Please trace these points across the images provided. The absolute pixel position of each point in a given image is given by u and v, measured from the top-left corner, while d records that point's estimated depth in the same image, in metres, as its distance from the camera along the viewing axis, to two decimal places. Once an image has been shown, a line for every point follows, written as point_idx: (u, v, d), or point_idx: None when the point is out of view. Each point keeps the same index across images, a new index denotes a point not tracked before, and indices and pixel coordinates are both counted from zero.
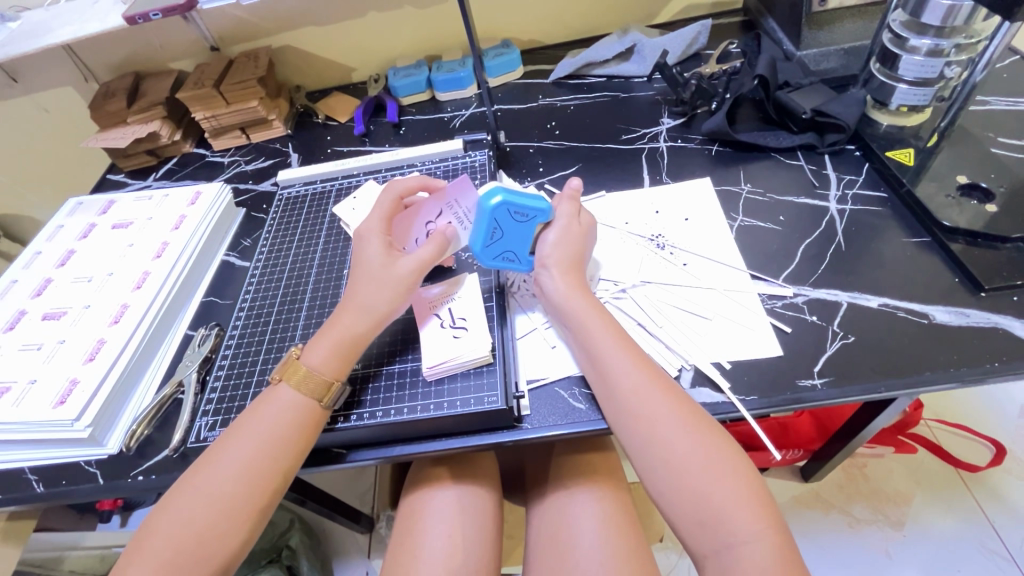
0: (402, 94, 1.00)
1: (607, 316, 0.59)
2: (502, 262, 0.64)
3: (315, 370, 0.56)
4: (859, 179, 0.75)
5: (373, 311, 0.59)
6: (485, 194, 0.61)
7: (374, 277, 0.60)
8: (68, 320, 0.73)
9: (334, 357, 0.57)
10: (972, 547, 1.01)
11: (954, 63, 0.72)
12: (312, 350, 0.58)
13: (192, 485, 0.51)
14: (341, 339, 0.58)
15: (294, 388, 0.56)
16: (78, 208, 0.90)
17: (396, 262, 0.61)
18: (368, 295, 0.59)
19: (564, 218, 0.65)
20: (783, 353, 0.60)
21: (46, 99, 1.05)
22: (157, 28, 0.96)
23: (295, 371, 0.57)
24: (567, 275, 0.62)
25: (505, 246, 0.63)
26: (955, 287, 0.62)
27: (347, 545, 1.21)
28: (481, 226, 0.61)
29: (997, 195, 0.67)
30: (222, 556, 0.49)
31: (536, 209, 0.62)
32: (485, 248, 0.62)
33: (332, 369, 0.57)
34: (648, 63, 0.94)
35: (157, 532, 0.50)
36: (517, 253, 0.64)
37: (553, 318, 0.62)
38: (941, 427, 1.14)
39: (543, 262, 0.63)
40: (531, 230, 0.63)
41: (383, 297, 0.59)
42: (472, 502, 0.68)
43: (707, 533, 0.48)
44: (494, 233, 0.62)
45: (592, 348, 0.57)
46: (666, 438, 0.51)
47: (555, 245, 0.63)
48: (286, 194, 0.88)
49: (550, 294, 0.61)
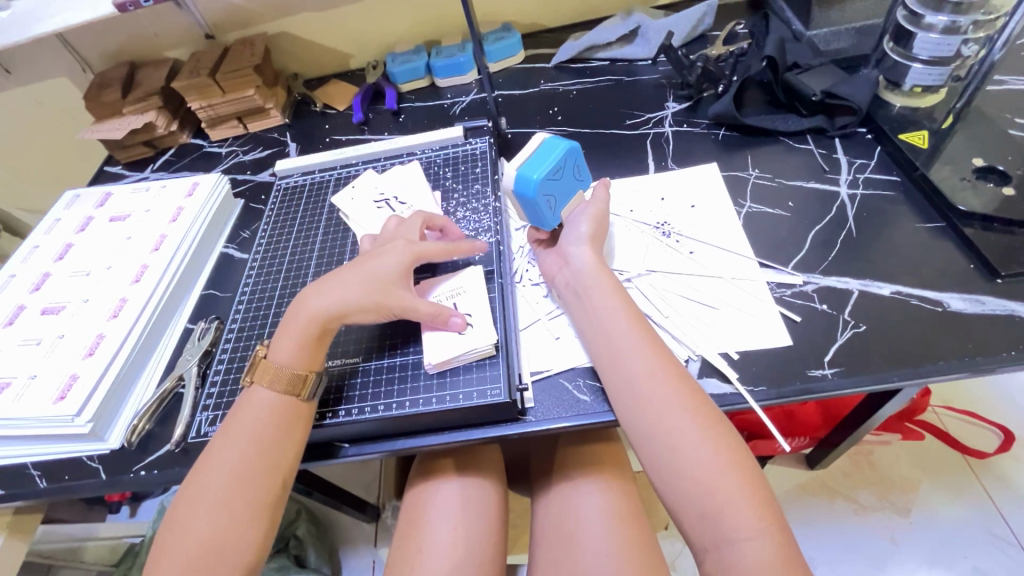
0: (400, 81, 0.98)
1: (624, 297, 0.58)
2: (544, 204, 0.62)
3: (282, 365, 0.56)
4: (870, 163, 0.73)
5: (334, 298, 0.58)
6: (556, 139, 0.63)
7: (352, 280, 0.60)
8: (67, 314, 0.73)
9: (301, 348, 0.57)
10: (980, 533, 1.00)
11: (971, 41, 0.71)
12: (280, 345, 0.57)
13: (197, 488, 0.51)
14: (306, 330, 0.57)
15: (268, 388, 0.55)
16: (75, 201, 0.89)
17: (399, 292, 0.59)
18: (346, 293, 0.59)
19: (600, 201, 0.65)
20: (793, 343, 0.58)
21: (41, 91, 1.03)
22: (150, 15, 0.94)
23: (266, 371, 0.56)
24: (595, 252, 0.62)
25: (554, 188, 0.62)
26: (970, 273, 0.60)
27: (353, 534, 1.22)
28: (544, 156, 0.61)
29: (1014, 177, 0.65)
30: (240, 558, 0.49)
31: (586, 173, 0.66)
32: (545, 178, 0.60)
33: (300, 360, 0.56)
34: (653, 46, 0.91)
35: (178, 539, 0.49)
36: (556, 203, 0.63)
37: (567, 295, 0.61)
38: (949, 414, 1.13)
39: (578, 236, 0.63)
40: (575, 189, 0.65)
41: (358, 300, 0.58)
42: (477, 494, 0.68)
43: (709, 523, 0.47)
44: (556, 171, 0.62)
45: (607, 326, 0.56)
46: (675, 423, 0.50)
47: (590, 222, 0.63)
48: (284, 184, 0.86)
49: (576, 267, 0.61)
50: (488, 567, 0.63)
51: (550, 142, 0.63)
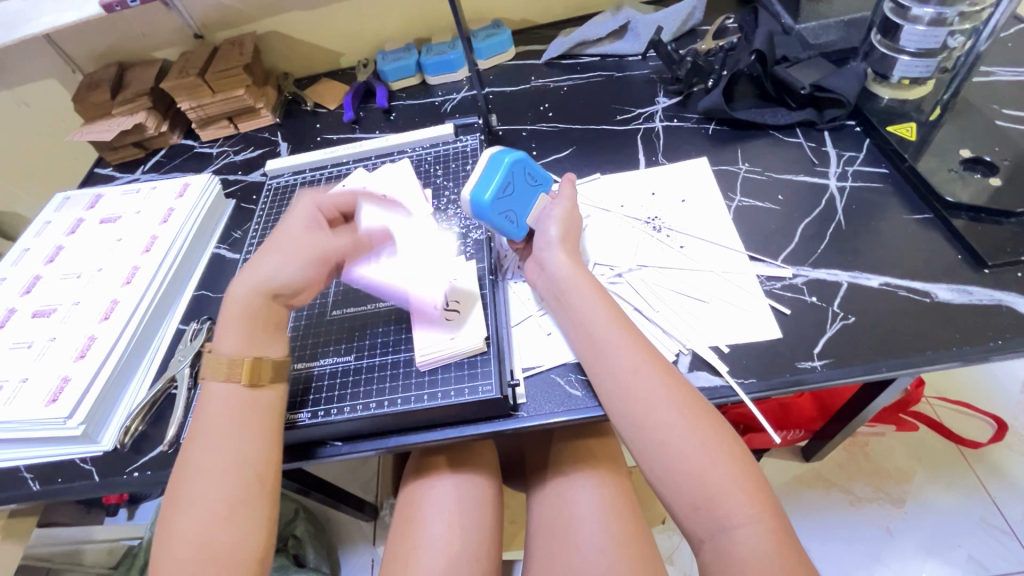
0: (391, 79, 0.98)
1: (604, 294, 0.58)
2: (503, 221, 0.62)
3: (226, 356, 0.55)
4: (859, 155, 0.73)
5: (270, 284, 0.58)
6: (500, 151, 0.62)
7: (286, 250, 0.59)
8: (58, 317, 0.72)
9: (244, 340, 0.56)
10: (974, 522, 1.01)
11: (958, 32, 0.70)
12: (228, 337, 0.56)
13: (189, 491, 0.50)
14: (252, 324, 0.57)
15: (226, 381, 0.54)
16: (65, 203, 0.88)
17: (308, 236, 0.60)
18: (274, 268, 0.58)
19: (566, 199, 0.65)
20: (782, 336, 0.59)
21: (30, 93, 1.03)
22: (138, 16, 0.94)
23: (215, 365, 0.55)
24: (570, 253, 0.61)
25: (510, 203, 0.62)
26: (957, 263, 0.61)
27: (352, 533, 1.22)
28: (494, 172, 0.61)
29: (1001, 168, 0.66)
30: (239, 553, 0.49)
31: (541, 176, 0.65)
32: (496, 197, 0.61)
33: (242, 348, 0.55)
34: (642, 41, 0.91)
35: (168, 538, 0.49)
36: (518, 215, 0.63)
37: (549, 298, 0.61)
38: (943, 405, 1.13)
39: (548, 240, 0.62)
40: (536, 196, 0.65)
41: (286, 274, 0.58)
42: (472, 490, 0.68)
43: (702, 513, 0.47)
44: (506, 186, 0.61)
45: (590, 325, 0.56)
46: (663, 416, 0.50)
47: (560, 224, 0.62)
48: (275, 184, 0.86)
49: (553, 270, 0.60)
50: (483, 563, 0.64)
51: (496, 155, 0.62)
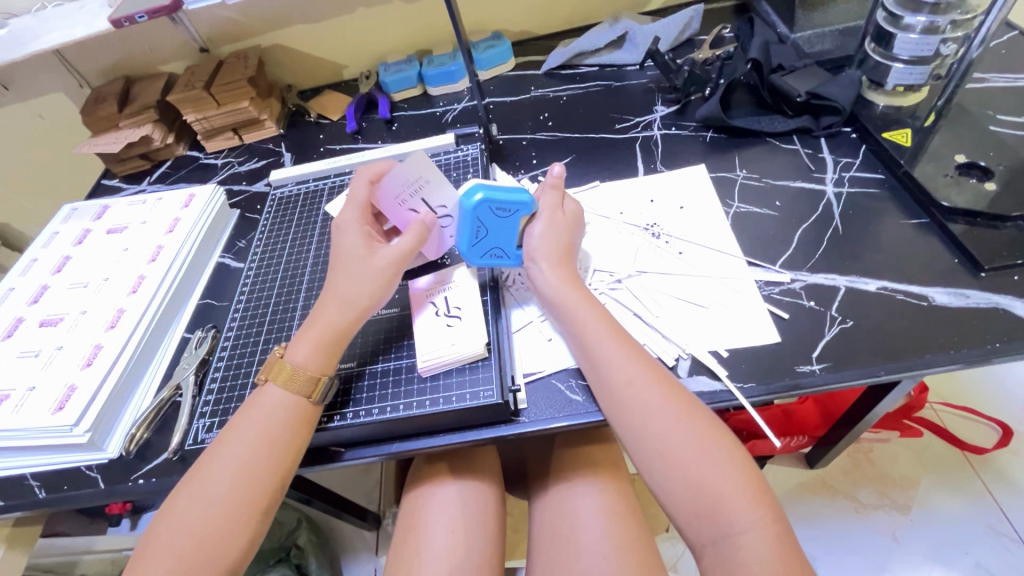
0: (392, 90, 0.99)
1: (597, 306, 0.58)
2: (489, 259, 0.64)
3: (299, 366, 0.56)
4: (855, 162, 0.74)
5: (354, 304, 0.59)
6: (466, 193, 0.61)
7: (356, 270, 0.60)
8: (65, 325, 0.73)
9: (317, 351, 0.57)
10: (980, 528, 1.00)
11: (949, 40, 0.71)
12: (296, 348, 0.58)
13: (192, 492, 0.51)
14: (325, 335, 0.58)
15: (283, 387, 0.56)
16: (72, 214, 0.90)
17: (377, 253, 0.61)
18: (350, 288, 0.60)
19: (550, 209, 0.64)
20: (781, 340, 0.59)
21: (39, 106, 1.04)
22: (146, 31, 0.96)
23: (281, 371, 0.57)
24: (557, 267, 0.61)
25: (490, 243, 0.63)
26: (955, 268, 0.61)
27: (355, 543, 1.21)
28: (463, 223, 0.61)
29: (997, 173, 0.66)
30: (228, 557, 0.49)
31: (516, 203, 0.61)
32: (470, 246, 0.62)
33: (317, 364, 0.57)
34: (640, 51, 0.93)
35: (159, 537, 0.50)
36: (504, 249, 0.64)
37: (545, 312, 0.62)
38: (947, 410, 1.13)
39: (530, 256, 0.62)
40: (515, 224, 0.62)
41: (363, 290, 0.59)
42: (474, 496, 0.68)
43: (704, 520, 0.48)
44: (478, 232, 0.62)
45: (584, 338, 0.56)
46: (660, 426, 0.50)
47: (541, 240, 0.62)
48: (279, 194, 0.87)
49: (541, 286, 0.61)
50: (486, 568, 0.64)
51: (461, 197, 0.61)
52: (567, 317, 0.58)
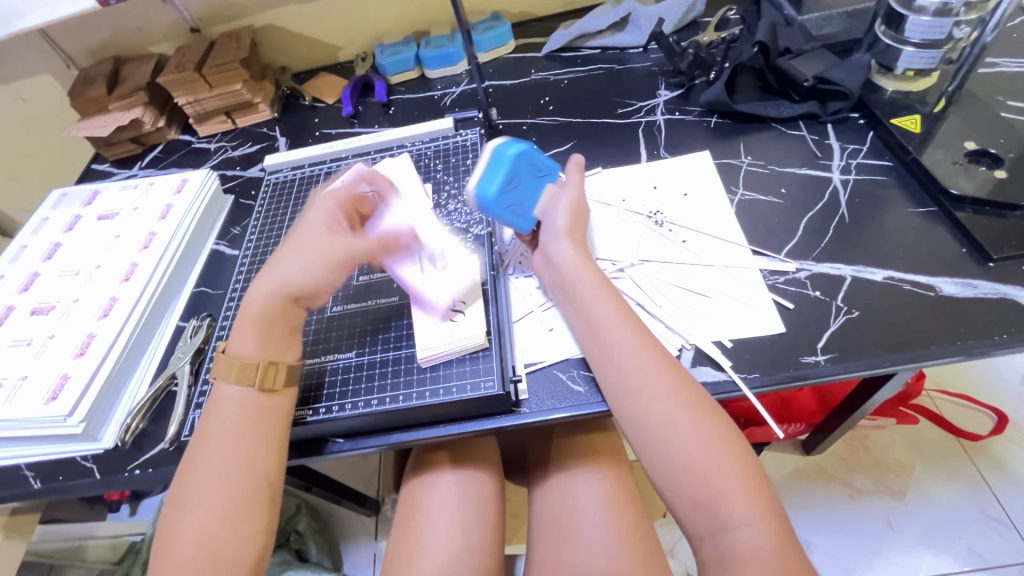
0: (390, 72, 0.97)
1: (611, 288, 0.57)
2: (508, 214, 0.61)
3: (244, 359, 0.55)
4: (863, 148, 0.72)
5: (286, 287, 0.57)
6: (504, 142, 0.61)
7: (297, 252, 0.59)
8: (57, 314, 0.72)
9: (259, 340, 0.56)
10: (973, 514, 1.01)
11: (963, 22, 0.69)
12: (238, 342, 0.56)
13: (188, 497, 0.50)
14: (269, 324, 0.57)
15: (235, 384, 0.55)
16: (62, 199, 0.88)
17: (330, 236, 0.59)
18: (288, 270, 0.58)
19: (573, 187, 0.63)
20: (785, 330, 0.58)
21: (26, 88, 1.02)
22: (134, 10, 0.93)
23: (228, 367, 0.55)
24: (577, 245, 0.60)
25: (517, 196, 0.61)
26: (962, 257, 0.60)
27: (354, 528, 1.22)
28: (500, 167, 0.59)
29: (1006, 160, 0.65)
30: (242, 559, 0.49)
31: (546, 164, 0.63)
32: (501, 191, 0.59)
33: (261, 351, 0.56)
34: (643, 33, 0.90)
35: (166, 544, 0.49)
36: (524, 208, 0.61)
37: (555, 290, 0.61)
38: (944, 398, 1.13)
39: (555, 232, 0.61)
40: (541, 187, 0.62)
41: (307, 273, 0.58)
42: (473, 486, 0.68)
43: (704, 512, 0.47)
44: (512, 179, 0.60)
45: (596, 320, 0.55)
46: (666, 414, 0.50)
47: (567, 214, 0.61)
48: (273, 179, 0.85)
49: (559, 263, 0.59)
50: (486, 558, 0.64)
51: (499, 145, 0.60)
52: (579, 295, 0.57)
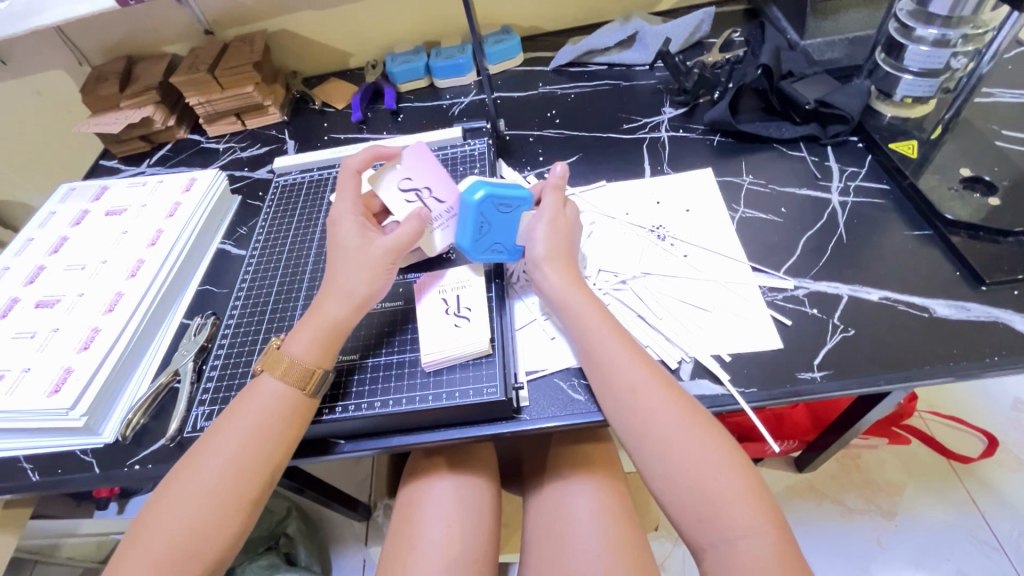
0: (400, 81, 0.99)
1: (602, 308, 0.58)
2: (491, 255, 0.64)
3: (296, 359, 0.56)
4: (861, 171, 0.74)
5: (353, 295, 0.58)
6: (468, 189, 0.60)
7: (354, 262, 0.59)
8: (62, 308, 0.72)
9: (314, 343, 0.57)
10: (962, 536, 1.02)
11: (960, 54, 0.72)
12: (294, 340, 0.57)
13: (187, 479, 0.51)
14: (322, 328, 0.57)
15: (280, 378, 0.55)
16: (70, 194, 0.88)
17: (372, 243, 0.60)
18: (348, 279, 0.58)
19: (550, 211, 0.63)
20: (783, 346, 0.59)
21: (37, 82, 1.03)
22: (150, 10, 0.94)
23: (278, 362, 0.56)
24: (561, 267, 0.61)
25: (494, 238, 0.63)
26: (955, 280, 0.62)
27: (344, 533, 1.22)
28: (465, 220, 0.61)
29: (1001, 187, 0.67)
30: (213, 549, 0.49)
31: (518, 198, 0.61)
32: (475, 242, 0.62)
33: (315, 356, 0.56)
34: (650, 52, 0.92)
35: (151, 523, 0.50)
36: (504, 243, 0.64)
37: (549, 311, 0.62)
38: (935, 419, 1.15)
39: (534, 256, 0.61)
40: (516, 220, 0.62)
41: (361, 281, 0.58)
42: (470, 492, 0.68)
43: (704, 524, 0.48)
44: (482, 227, 0.61)
45: (590, 340, 0.56)
46: (663, 431, 0.51)
47: (545, 241, 0.61)
48: (282, 181, 0.87)
49: (546, 287, 0.60)
50: (481, 564, 0.64)
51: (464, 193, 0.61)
52: (572, 316, 0.58)
